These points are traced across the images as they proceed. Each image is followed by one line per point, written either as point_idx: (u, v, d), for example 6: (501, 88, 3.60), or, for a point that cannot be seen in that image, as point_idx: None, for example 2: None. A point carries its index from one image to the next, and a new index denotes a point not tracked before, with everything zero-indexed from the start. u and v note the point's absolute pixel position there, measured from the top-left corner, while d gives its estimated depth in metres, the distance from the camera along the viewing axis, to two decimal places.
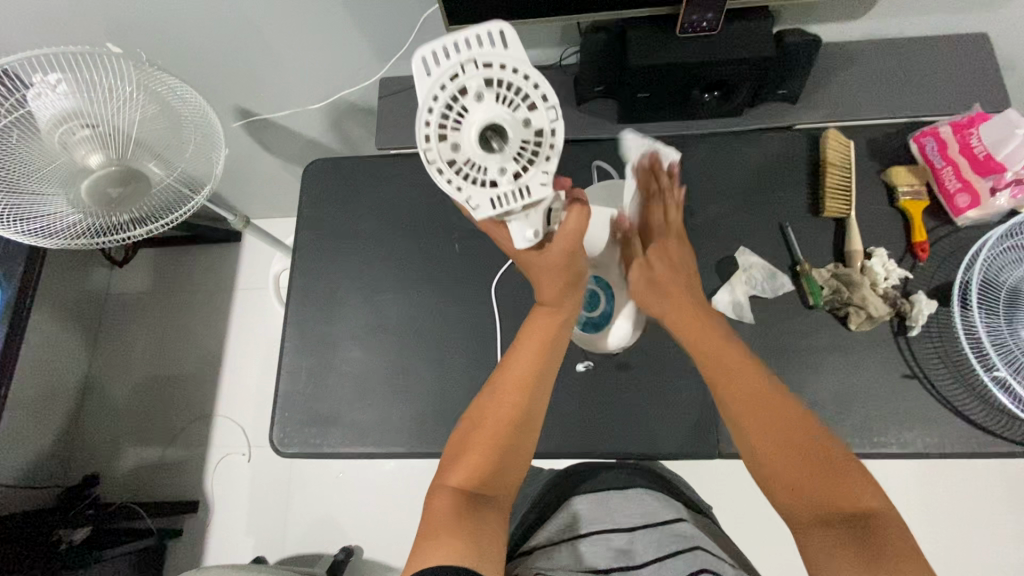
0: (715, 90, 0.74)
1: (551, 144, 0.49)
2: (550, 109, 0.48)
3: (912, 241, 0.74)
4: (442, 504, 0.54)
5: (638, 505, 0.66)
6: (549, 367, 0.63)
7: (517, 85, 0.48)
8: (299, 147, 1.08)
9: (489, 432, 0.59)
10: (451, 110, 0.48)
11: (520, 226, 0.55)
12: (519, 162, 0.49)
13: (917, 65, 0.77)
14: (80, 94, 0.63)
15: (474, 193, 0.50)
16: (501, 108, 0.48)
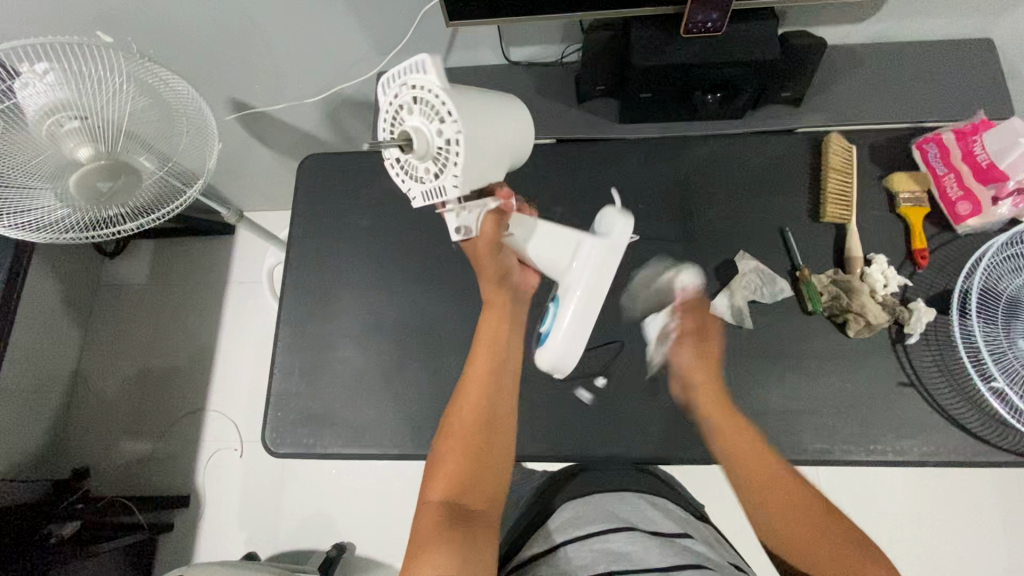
0: (719, 91, 0.73)
1: (461, 156, 0.47)
2: (453, 123, 0.46)
3: (912, 247, 0.74)
4: (428, 517, 0.53)
5: (636, 511, 0.61)
6: (506, 362, 0.62)
7: (429, 99, 0.47)
8: (295, 139, 1.06)
9: (458, 438, 0.58)
10: (389, 119, 0.49)
11: (452, 218, 0.55)
12: (437, 166, 0.49)
13: (921, 69, 0.77)
14: (70, 86, 0.61)
15: (409, 187, 0.51)
16: (419, 119, 0.47)
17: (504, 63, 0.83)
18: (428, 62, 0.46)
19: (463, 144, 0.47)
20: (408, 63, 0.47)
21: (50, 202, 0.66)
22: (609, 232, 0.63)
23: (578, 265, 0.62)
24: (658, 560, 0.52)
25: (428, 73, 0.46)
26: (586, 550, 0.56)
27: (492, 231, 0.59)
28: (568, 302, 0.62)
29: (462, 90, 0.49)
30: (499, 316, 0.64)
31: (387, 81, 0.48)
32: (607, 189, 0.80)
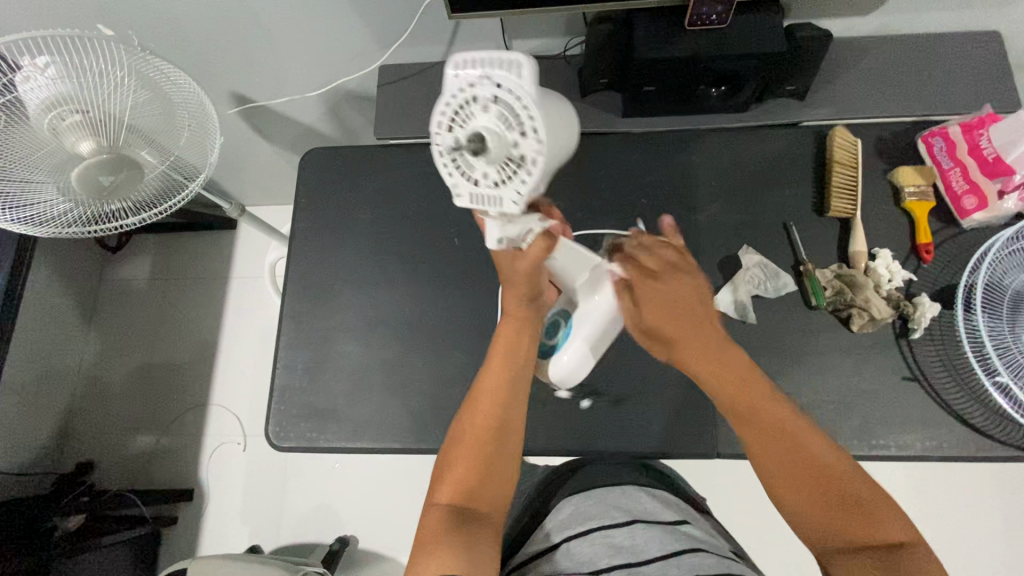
0: (723, 84, 0.74)
1: (534, 175, 0.44)
2: (537, 140, 0.43)
3: (917, 242, 0.73)
4: (433, 521, 0.53)
5: (638, 503, 0.60)
6: (520, 377, 0.61)
7: (516, 105, 0.42)
8: (296, 133, 1.06)
9: (468, 446, 0.57)
10: (456, 110, 0.43)
11: (494, 228, 0.52)
12: (500, 176, 0.44)
13: (927, 62, 0.76)
14: (71, 79, 0.61)
15: (455, 186, 0.45)
16: (496, 121, 0.43)
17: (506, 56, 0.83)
18: (525, 67, 0.42)
19: (542, 164, 0.43)
20: (499, 58, 0.42)
21: (53, 196, 0.66)
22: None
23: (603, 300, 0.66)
24: (656, 548, 0.51)
25: (520, 78, 0.42)
26: (587, 544, 0.55)
27: (537, 257, 0.57)
28: (584, 329, 0.67)
29: (545, 100, 0.45)
30: (518, 332, 0.62)
31: (464, 68, 0.43)
32: (610, 184, 0.80)
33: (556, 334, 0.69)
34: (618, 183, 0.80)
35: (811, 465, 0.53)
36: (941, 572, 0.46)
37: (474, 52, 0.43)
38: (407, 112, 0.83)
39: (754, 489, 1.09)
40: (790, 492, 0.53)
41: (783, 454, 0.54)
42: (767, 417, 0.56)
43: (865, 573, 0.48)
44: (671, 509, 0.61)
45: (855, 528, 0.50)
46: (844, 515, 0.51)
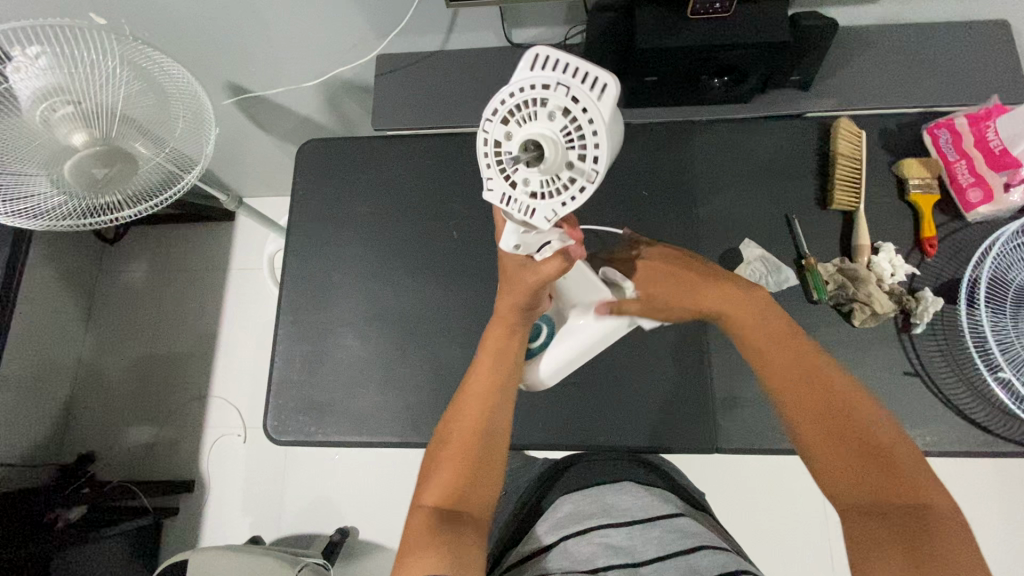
0: (726, 74, 0.71)
1: (577, 201, 0.43)
2: (594, 167, 0.42)
3: (921, 236, 0.72)
4: (420, 523, 0.53)
5: (632, 500, 0.60)
6: (508, 377, 0.60)
7: (584, 126, 0.42)
8: (293, 124, 1.05)
9: (454, 447, 0.57)
10: (521, 109, 0.43)
11: (513, 232, 0.51)
12: (542, 187, 0.43)
13: (935, 52, 0.74)
14: (62, 70, 0.60)
15: (491, 179, 0.44)
16: (556, 133, 0.42)
17: (505, 46, 0.81)
18: (605, 93, 0.41)
19: (588, 192, 0.42)
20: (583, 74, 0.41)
21: (46, 188, 0.65)
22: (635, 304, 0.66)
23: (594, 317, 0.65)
24: (654, 551, 0.52)
25: (596, 102, 0.42)
26: (585, 543, 0.54)
27: (548, 274, 0.55)
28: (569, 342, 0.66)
29: (613, 129, 0.44)
30: (508, 336, 0.61)
31: (543, 71, 0.42)
32: (610, 177, 0.79)
33: (537, 340, 0.68)
34: (618, 175, 0.79)
35: (838, 425, 0.53)
36: (964, 535, 0.46)
37: (560, 58, 0.42)
38: (406, 103, 0.82)
39: (753, 482, 1.09)
40: (816, 454, 0.53)
41: (812, 412, 0.54)
42: (798, 377, 0.56)
43: (888, 539, 0.47)
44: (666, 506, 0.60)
45: (879, 489, 0.50)
46: (870, 470, 0.51)
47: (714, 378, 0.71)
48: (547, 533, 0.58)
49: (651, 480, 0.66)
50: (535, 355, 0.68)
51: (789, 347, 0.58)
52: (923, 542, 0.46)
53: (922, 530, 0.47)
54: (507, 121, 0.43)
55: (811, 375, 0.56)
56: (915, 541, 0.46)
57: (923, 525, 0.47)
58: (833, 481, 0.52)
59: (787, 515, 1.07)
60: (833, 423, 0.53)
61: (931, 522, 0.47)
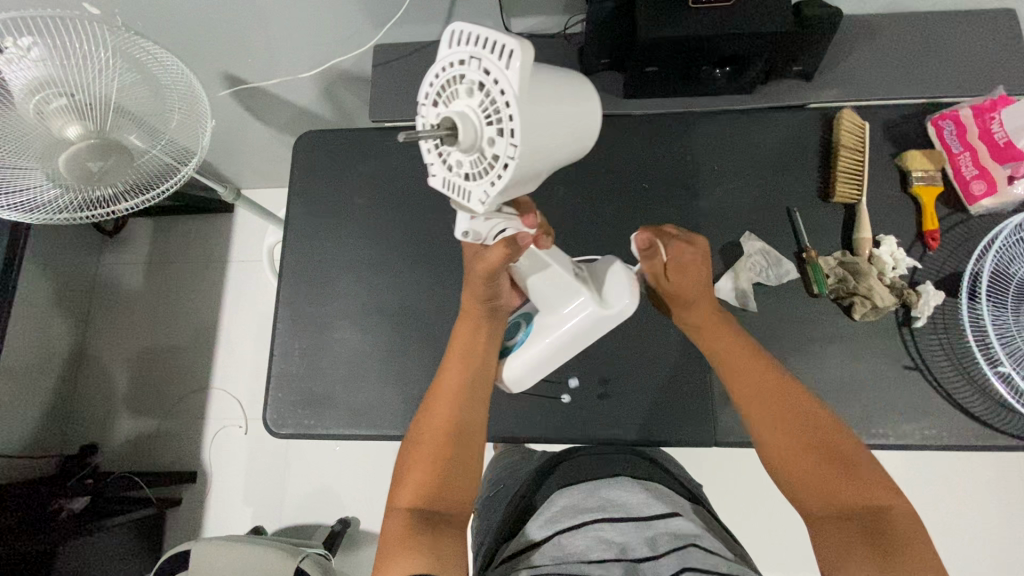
0: (727, 65, 0.70)
1: (504, 179, 0.42)
2: (513, 143, 0.41)
3: (923, 229, 0.72)
4: (395, 526, 0.52)
5: (627, 493, 0.58)
6: (479, 375, 0.61)
7: (497, 100, 0.40)
8: (291, 115, 1.04)
9: (427, 448, 0.57)
10: (444, 91, 0.43)
11: (464, 217, 0.53)
12: (473, 169, 0.43)
13: (940, 41, 0.73)
14: (53, 62, 0.59)
15: (431, 165, 0.45)
16: (475, 112, 0.41)
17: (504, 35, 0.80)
18: (513, 60, 0.39)
19: (511, 170, 0.41)
20: (492, 44, 0.40)
21: (42, 181, 0.64)
22: (610, 304, 0.63)
23: (567, 314, 0.63)
24: (648, 550, 0.51)
25: (507, 72, 0.40)
26: (579, 536, 0.53)
27: (498, 261, 0.55)
28: (540, 337, 0.64)
29: (536, 100, 0.42)
30: (474, 330, 0.62)
31: (459, 46, 0.41)
32: (609, 169, 0.79)
33: (515, 337, 0.67)
34: (618, 168, 0.79)
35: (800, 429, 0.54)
36: (920, 536, 0.47)
37: (472, 30, 0.41)
38: (403, 95, 0.81)
39: (751, 475, 1.10)
40: (781, 461, 0.54)
41: (772, 420, 0.55)
42: (755, 386, 0.57)
43: (850, 543, 0.48)
44: (666, 501, 0.57)
45: (839, 495, 0.51)
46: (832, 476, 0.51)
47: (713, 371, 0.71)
48: (542, 527, 0.56)
49: (651, 473, 0.64)
50: (510, 351, 0.66)
51: (744, 354, 0.59)
52: (883, 546, 0.47)
53: (882, 534, 0.48)
54: (436, 104, 0.44)
55: (768, 382, 0.57)
56: (876, 547, 0.47)
57: (882, 530, 0.48)
58: (798, 487, 0.52)
59: (784, 506, 1.08)
60: (794, 428, 0.54)
61: (890, 527, 0.48)
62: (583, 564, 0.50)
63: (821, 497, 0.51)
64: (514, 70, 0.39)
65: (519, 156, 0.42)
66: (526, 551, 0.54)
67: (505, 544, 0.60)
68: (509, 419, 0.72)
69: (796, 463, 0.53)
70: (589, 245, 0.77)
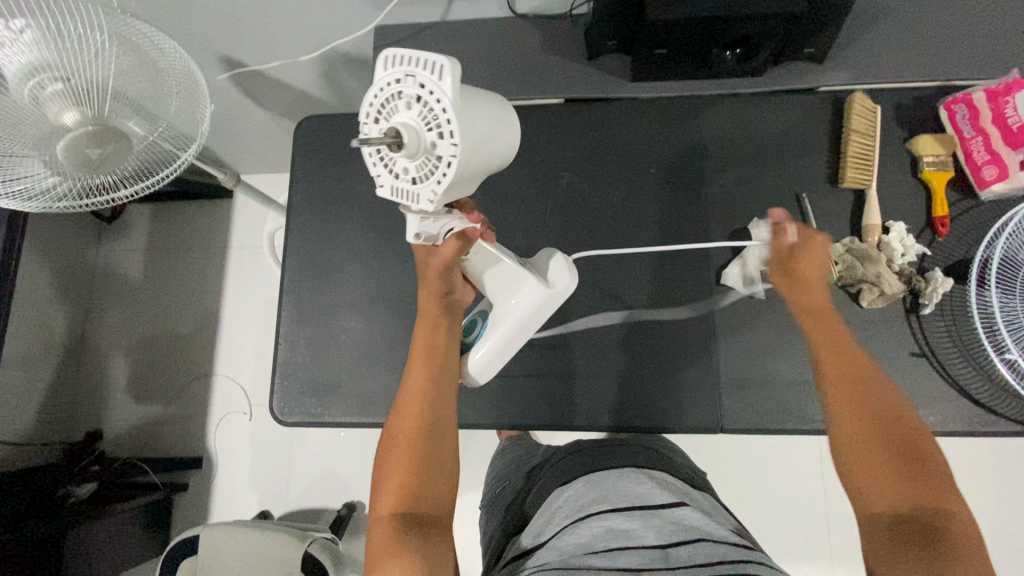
0: (738, 47, 0.68)
1: (450, 177, 0.43)
2: (453, 144, 0.42)
3: (933, 215, 0.71)
4: (382, 534, 0.53)
5: (634, 484, 0.56)
6: (444, 373, 0.61)
7: (432, 109, 0.41)
8: (290, 98, 1.02)
9: (403, 451, 0.57)
10: (381, 105, 0.43)
11: (413, 221, 0.53)
12: (419, 172, 0.43)
13: (956, 22, 0.71)
14: (48, 45, 0.58)
15: (377, 174, 0.44)
16: (415, 121, 0.41)
17: (508, 16, 0.78)
18: (446, 72, 0.40)
19: (455, 169, 0.42)
20: (423, 58, 0.41)
21: (40, 169, 0.63)
22: (554, 284, 0.66)
23: (517, 304, 0.64)
24: (655, 538, 0.49)
25: (441, 83, 0.41)
26: (585, 528, 0.51)
27: (451, 254, 0.58)
28: (496, 328, 0.65)
29: (469, 107, 0.44)
30: (432, 326, 0.63)
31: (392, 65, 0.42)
32: (616, 155, 0.78)
33: (471, 334, 0.67)
34: (624, 154, 0.78)
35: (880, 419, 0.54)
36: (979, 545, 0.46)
37: (402, 48, 0.41)
38: None
39: (753, 458, 1.11)
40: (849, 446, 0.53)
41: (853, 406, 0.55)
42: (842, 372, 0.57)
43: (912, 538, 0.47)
44: (670, 490, 0.57)
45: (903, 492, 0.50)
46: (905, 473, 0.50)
47: (720, 358, 0.71)
48: (548, 524, 0.55)
49: (654, 462, 0.63)
50: (469, 348, 0.67)
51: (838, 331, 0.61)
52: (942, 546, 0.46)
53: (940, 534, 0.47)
54: (375, 119, 0.43)
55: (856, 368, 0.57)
56: (937, 545, 0.46)
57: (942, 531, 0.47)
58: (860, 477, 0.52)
59: (785, 488, 1.09)
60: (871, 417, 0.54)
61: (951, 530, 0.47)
62: (590, 555, 0.48)
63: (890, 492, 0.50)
64: (448, 81, 0.40)
65: (459, 157, 0.42)
66: (534, 549, 0.53)
67: (512, 540, 0.60)
68: (516, 406, 0.73)
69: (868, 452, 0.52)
70: (595, 231, 0.77)
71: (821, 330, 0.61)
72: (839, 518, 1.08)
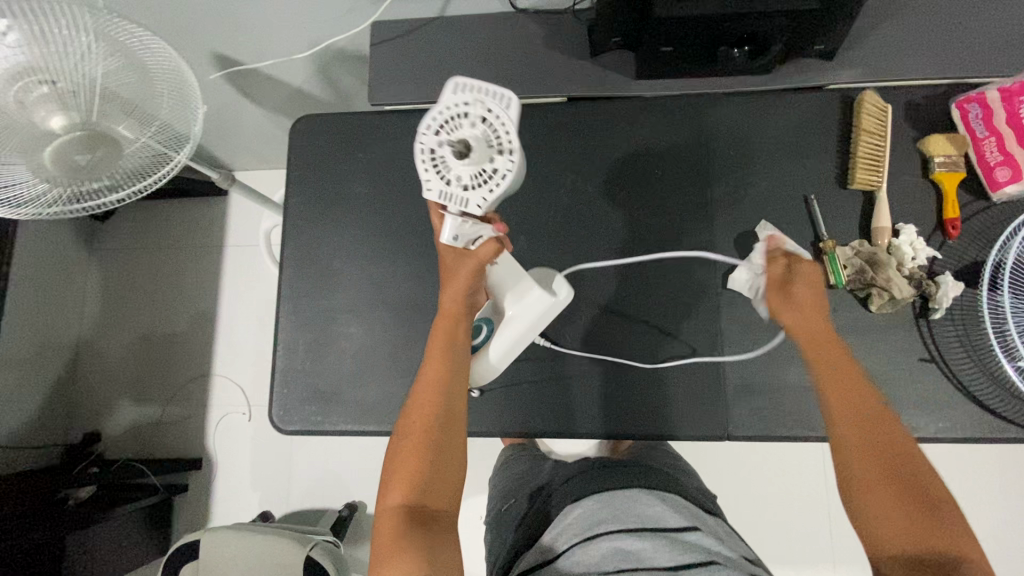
0: (746, 44, 0.66)
1: (503, 189, 0.49)
2: (512, 159, 0.48)
3: (944, 217, 0.70)
4: (389, 525, 0.53)
5: (644, 505, 0.56)
6: (459, 365, 0.61)
7: (497, 130, 0.48)
8: (285, 95, 0.99)
9: (416, 442, 0.57)
10: (446, 121, 0.48)
11: (452, 224, 0.53)
12: (473, 180, 0.49)
13: (970, 17, 0.69)
14: (33, 48, 0.55)
15: (429, 180, 0.49)
16: (480, 137, 0.48)
17: (509, 11, 0.76)
18: (512, 103, 0.48)
19: (510, 181, 0.48)
20: (493, 88, 0.47)
21: (26, 176, 0.61)
22: (558, 293, 0.67)
23: (525, 311, 0.66)
24: (667, 560, 0.49)
25: (506, 110, 0.48)
26: (596, 548, 0.51)
27: (488, 256, 0.58)
28: (505, 334, 0.66)
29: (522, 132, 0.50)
30: (450, 321, 0.61)
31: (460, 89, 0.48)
32: (620, 155, 0.76)
33: (478, 337, 0.67)
34: (629, 155, 0.76)
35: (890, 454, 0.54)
36: None
37: (472, 78, 0.48)
38: (403, 76, 0.77)
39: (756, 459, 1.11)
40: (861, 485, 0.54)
41: (867, 447, 0.55)
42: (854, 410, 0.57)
43: None
44: (686, 514, 0.56)
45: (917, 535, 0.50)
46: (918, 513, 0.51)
47: (727, 363, 0.70)
48: (556, 542, 0.55)
49: (664, 484, 0.62)
50: (477, 351, 0.67)
51: (844, 355, 0.60)
52: None
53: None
54: (437, 133, 0.49)
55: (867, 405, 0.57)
56: None
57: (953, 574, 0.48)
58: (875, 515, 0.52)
59: (788, 488, 1.09)
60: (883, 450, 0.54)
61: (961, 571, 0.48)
62: None
63: (901, 531, 0.50)
64: (514, 109, 0.47)
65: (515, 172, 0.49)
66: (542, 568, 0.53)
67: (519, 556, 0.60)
68: (519, 413, 0.72)
69: (876, 486, 0.53)
70: (599, 234, 0.75)
71: (829, 354, 0.60)
72: (841, 519, 1.08)
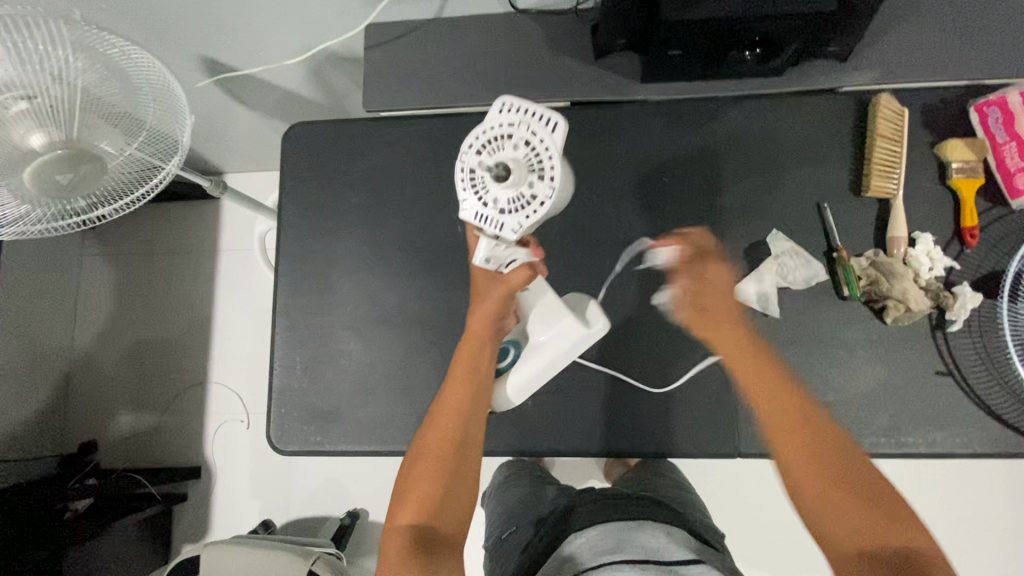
0: (759, 46, 0.63)
1: (539, 214, 0.51)
2: (551, 186, 0.50)
3: (962, 225, 0.68)
4: (395, 546, 0.51)
5: (649, 537, 0.55)
6: (481, 391, 0.59)
7: (539, 155, 0.50)
8: (278, 99, 0.96)
9: (429, 463, 0.55)
10: (490, 143, 0.51)
11: (485, 245, 0.55)
12: (510, 204, 0.51)
13: (991, 16, 0.66)
14: (10, 60, 0.53)
15: (466, 199, 0.52)
16: (520, 160, 0.50)
17: (509, 12, 0.72)
18: (557, 128, 0.50)
19: (546, 208, 0.50)
20: (539, 113, 0.50)
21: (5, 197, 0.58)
22: (593, 325, 0.64)
23: (554, 338, 0.64)
24: None
25: (551, 135, 0.50)
26: None
27: (519, 280, 0.61)
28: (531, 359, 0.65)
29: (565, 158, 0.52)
30: (476, 345, 0.61)
31: (507, 112, 0.51)
32: (626, 163, 0.74)
33: (504, 360, 0.66)
34: (635, 162, 0.73)
35: (822, 456, 0.52)
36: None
37: (521, 101, 0.51)
38: (399, 82, 0.74)
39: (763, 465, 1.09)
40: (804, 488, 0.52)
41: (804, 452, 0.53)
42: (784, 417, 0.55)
43: None
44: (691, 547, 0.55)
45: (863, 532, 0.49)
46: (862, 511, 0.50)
47: None
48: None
49: (672, 516, 0.60)
50: (502, 375, 0.66)
51: (768, 363, 0.59)
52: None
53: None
54: (479, 152, 0.52)
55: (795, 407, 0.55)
56: None
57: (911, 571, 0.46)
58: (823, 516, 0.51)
59: None
60: (817, 454, 0.53)
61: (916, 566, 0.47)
62: None
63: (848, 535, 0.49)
64: (558, 134, 0.49)
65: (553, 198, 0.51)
66: None
67: None
68: (525, 430, 0.70)
69: (821, 490, 0.51)
70: (605, 245, 0.73)
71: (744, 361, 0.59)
72: None
